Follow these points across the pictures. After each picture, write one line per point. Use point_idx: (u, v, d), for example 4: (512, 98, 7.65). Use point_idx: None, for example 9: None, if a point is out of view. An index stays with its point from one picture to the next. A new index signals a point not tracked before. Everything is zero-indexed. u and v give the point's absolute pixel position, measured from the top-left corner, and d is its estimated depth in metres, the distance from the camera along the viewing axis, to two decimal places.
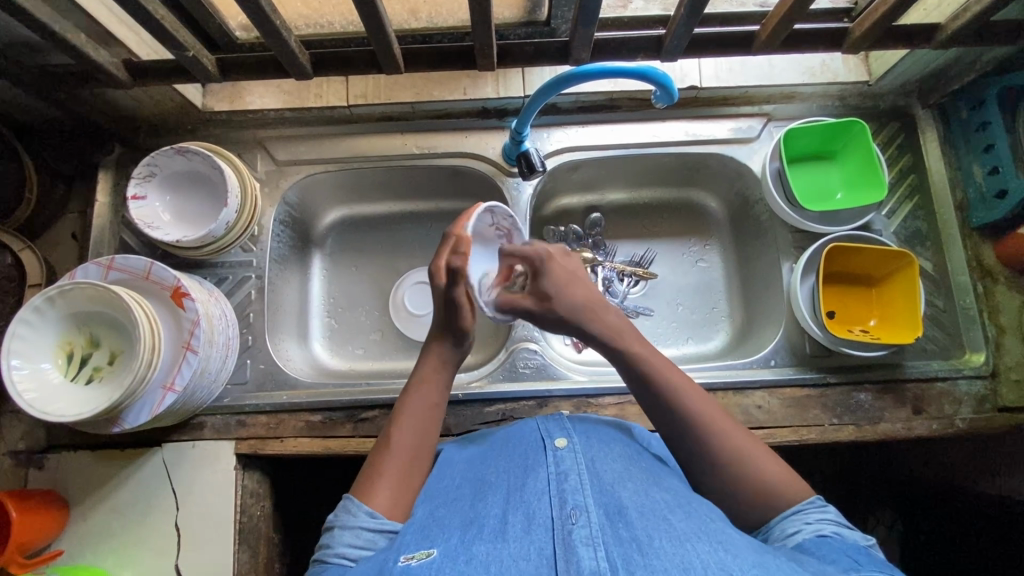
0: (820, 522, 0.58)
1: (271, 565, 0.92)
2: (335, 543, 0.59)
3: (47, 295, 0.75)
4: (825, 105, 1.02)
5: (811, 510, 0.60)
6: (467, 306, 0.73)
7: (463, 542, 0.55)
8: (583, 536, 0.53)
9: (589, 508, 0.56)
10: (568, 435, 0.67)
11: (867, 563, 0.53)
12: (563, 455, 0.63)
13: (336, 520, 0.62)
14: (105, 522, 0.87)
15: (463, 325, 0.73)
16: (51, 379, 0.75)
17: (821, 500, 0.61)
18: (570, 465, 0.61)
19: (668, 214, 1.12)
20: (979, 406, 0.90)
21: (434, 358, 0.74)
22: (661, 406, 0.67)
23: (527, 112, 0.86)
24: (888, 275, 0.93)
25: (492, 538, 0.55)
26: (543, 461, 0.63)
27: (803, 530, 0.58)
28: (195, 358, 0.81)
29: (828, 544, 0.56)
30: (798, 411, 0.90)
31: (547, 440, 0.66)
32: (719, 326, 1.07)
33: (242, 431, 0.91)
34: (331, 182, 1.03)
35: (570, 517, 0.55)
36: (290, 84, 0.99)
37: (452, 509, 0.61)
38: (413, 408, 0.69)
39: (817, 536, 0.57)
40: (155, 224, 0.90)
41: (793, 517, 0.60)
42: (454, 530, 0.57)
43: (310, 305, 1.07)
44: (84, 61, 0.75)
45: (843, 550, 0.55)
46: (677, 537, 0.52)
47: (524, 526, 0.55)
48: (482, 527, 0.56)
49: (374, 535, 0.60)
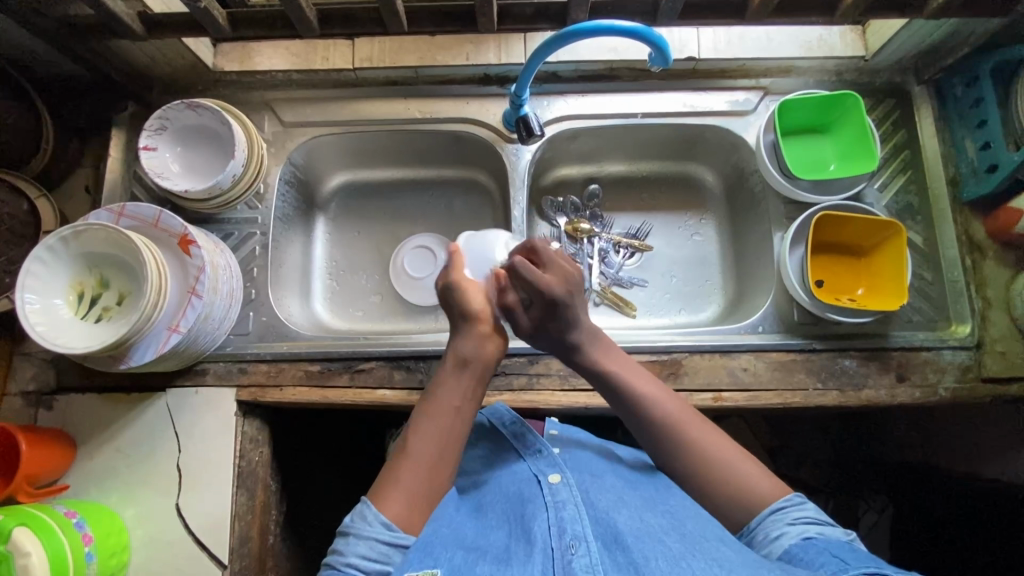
0: (803, 524, 0.61)
1: (268, 511, 0.96)
2: (348, 552, 0.59)
3: (60, 237, 0.78)
4: (822, 79, 1.03)
5: (789, 509, 0.63)
6: (469, 290, 0.78)
7: (466, 563, 0.57)
8: (583, 563, 0.55)
9: (587, 537, 0.59)
10: (561, 471, 0.70)
11: (851, 561, 0.55)
12: (558, 488, 0.67)
13: (351, 526, 0.62)
14: (110, 462, 0.91)
15: (476, 308, 0.77)
16: (62, 314, 0.79)
17: (800, 500, 0.65)
18: (566, 496, 0.65)
19: (666, 188, 1.15)
20: (963, 375, 0.92)
21: (456, 356, 0.75)
22: (666, 442, 0.71)
23: (526, 75, 0.87)
24: (876, 246, 0.95)
25: (495, 561, 0.57)
26: (538, 494, 0.67)
27: (787, 534, 0.60)
28: (199, 303, 0.84)
29: (813, 546, 0.58)
30: (784, 375, 0.92)
31: (541, 476, 0.70)
32: (711, 297, 1.09)
33: (243, 378, 0.94)
34: (336, 144, 1.06)
35: (570, 548, 0.57)
36: (298, 46, 1.02)
37: (454, 531, 0.63)
38: (434, 408, 0.70)
39: (801, 538, 0.59)
40: (164, 174, 0.93)
41: (776, 519, 0.62)
42: (457, 551, 0.59)
43: (312, 265, 1.10)
44: (101, 11, 0.79)
45: (829, 548, 0.57)
46: (673, 558, 0.55)
47: (525, 553, 0.58)
48: (485, 552, 0.59)
49: (387, 548, 0.60)
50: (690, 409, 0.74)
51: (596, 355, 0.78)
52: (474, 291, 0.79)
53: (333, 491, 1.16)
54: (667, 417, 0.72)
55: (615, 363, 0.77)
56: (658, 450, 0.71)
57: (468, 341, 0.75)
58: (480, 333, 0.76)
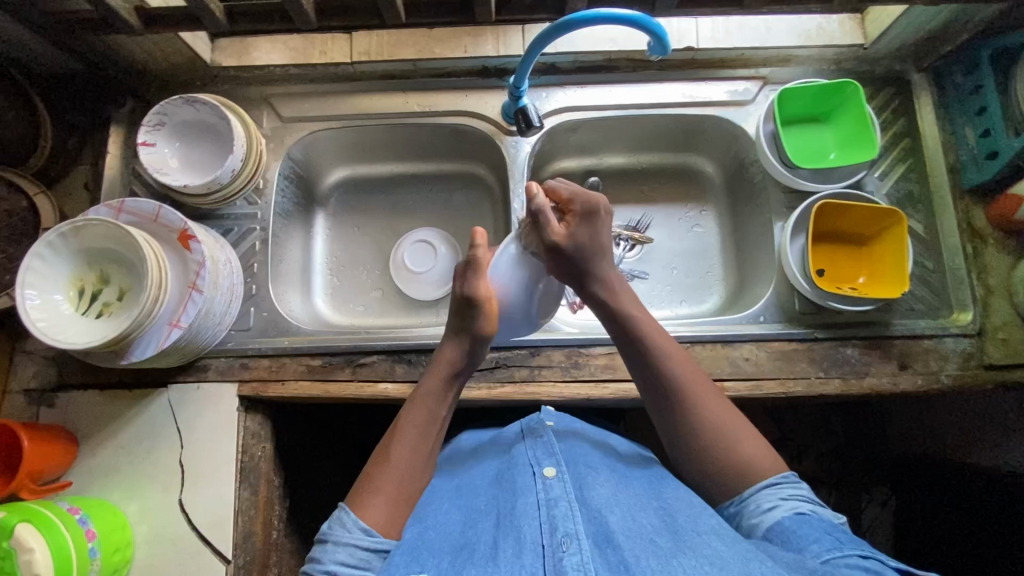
0: (795, 499, 0.63)
1: (272, 507, 0.96)
2: (326, 559, 0.60)
3: (59, 233, 0.78)
4: (821, 69, 1.03)
5: (784, 485, 0.64)
6: (486, 308, 0.74)
7: (454, 567, 0.57)
8: (574, 562, 0.54)
9: (579, 536, 0.58)
10: (556, 464, 0.69)
11: (844, 539, 0.58)
12: (552, 483, 0.66)
13: (329, 534, 0.62)
14: (113, 458, 0.91)
15: (482, 328, 0.75)
16: (63, 310, 0.79)
17: (794, 477, 0.66)
18: (559, 493, 0.64)
19: (665, 179, 1.15)
20: (965, 362, 0.92)
21: (440, 367, 0.75)
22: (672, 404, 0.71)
23: (524, 66, 0.87)
24: (878, 234, 0.95)
25: (483, 562, 0.57)
26: (532, 487, 0.66)
27: (780, 507, 0.62)
28: (200, 297, 0.84)
29: (807, 522, 0.60)
30: (785, 364, 0.92)
31: (537, 469, 0.69)
32: (712, 288, 1.09)
33: (245, 373, 0.94)
34: (334, 138, 1.06)
35: (561, 545, 0.56)
36: (296, 41, 1.01)
37: (442, 536, 0.63)
38: (415, 420, 0.71)
39: (795, 513, 0.61)
40: (163, 170, 0.93)
41: (769, 492, 0.64)
42: (444, 555, 0.59)
43: (313, 261, 1.10)
44: (98, 5, 0.78)
45: (822, 525, 0.59)
46: (663, 556, 0.55)
47: (514, 553, 0.57)
48: (473, 553, 0.59)
49: (367, 555, 0.61)
50: (698, 371, 0.73)
51: (617, 294, 0.77)
52: (492, 309, 0.75)
53: (337, 486, 1.16)
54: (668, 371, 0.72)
55: (638, 313, 0.75)
56: (659, 403, 0.72)
57: (456, 352, 0.75)
58: (469, 348, 0.76)
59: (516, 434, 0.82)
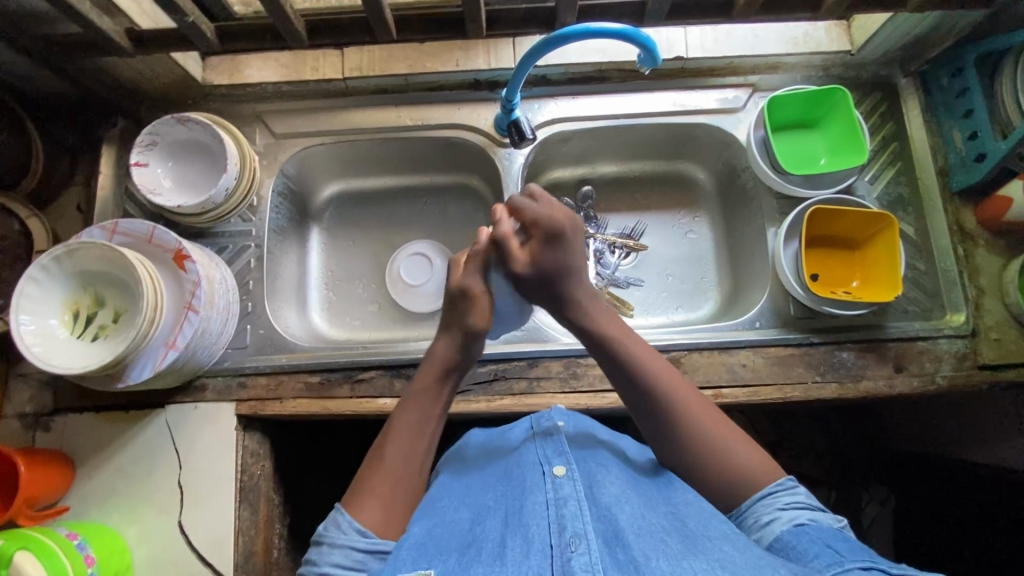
0: (795, 510, 0.62)
1: (272, 526, 0.95)
2: (322, 561, 0.60)
3: (54, 256, 0.78)
4: (809, 75, 1.04)
5: (781, 493, 0.65)
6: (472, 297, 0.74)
7: (461, 564, 0.56)
8: (582, 562, 0.54)
9: (588, 536, 0.57)
10: (567, 463, 0.68)
11: (844, 550, 0.56)
12: (561, 482, 0.65)
13: (326, 534, 0.63)
14: (110, 481, 0.90)
15: (472, 321, 0.74)
16: (58, 334, 0.79)
17: (792, 483, 0.66)
18: (569, 492, 0.63)
19: (658, 187, 1.15)
20: (959, 363, 0.92)
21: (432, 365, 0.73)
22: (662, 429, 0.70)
23: (516, 79, 0.88)
24: (871, 238, 0.96)
25: (489, 562, 0.56)
26: (542, 486, 0.65)
27: (779, 520, 0.62)
28: (196, 318, 0.84)
29: (805, 533, 0.59)
30: (782, 369, 0.92)
31: (547, 467, 0.68)
32: (708, 294, 1.10)
33: (243, 392, 0.93)
34: (327, 153, 1.06)
35: (570, 545, 0.56)
36: (287, 58, 1.01)
37: (450, 531, 0.62)
38: (405, 421, 0.70)
39: (793, 525, 0.61)
40: (156, 189, 0.93)
41: (768, 504, 0.64)
42: (451, 552, 0.59)
43: (308, 276, 1.10)
44: (89, 29, 0.78)
45: (821, 536, 0.59)
46: (673, 558, 0.55)
47: (521, 553, 0.56)
48: (480, 550, 0.58)
49: (364, 556, 0.61)
50: (687, 385, 0.73)
51: (596, 315, 0.75)
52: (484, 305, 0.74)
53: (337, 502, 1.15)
54: (658, 395, 0.71)
55: (613, 328, 0.74)
56: (653, 432, 0.72)
57: (447, 349, 0.74)
58: (459, 343, 0.74)
59: (526, 432, 0.81)
